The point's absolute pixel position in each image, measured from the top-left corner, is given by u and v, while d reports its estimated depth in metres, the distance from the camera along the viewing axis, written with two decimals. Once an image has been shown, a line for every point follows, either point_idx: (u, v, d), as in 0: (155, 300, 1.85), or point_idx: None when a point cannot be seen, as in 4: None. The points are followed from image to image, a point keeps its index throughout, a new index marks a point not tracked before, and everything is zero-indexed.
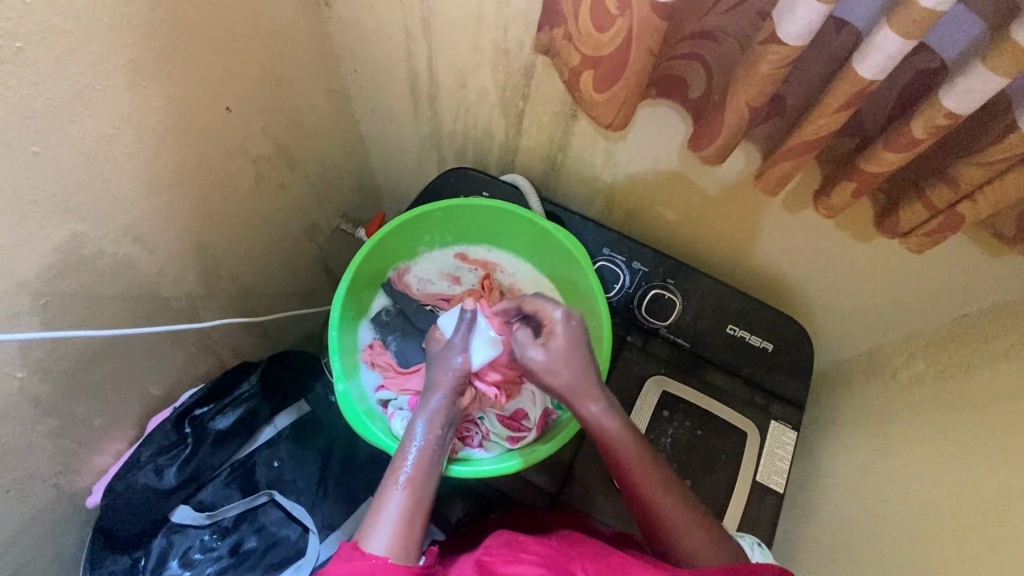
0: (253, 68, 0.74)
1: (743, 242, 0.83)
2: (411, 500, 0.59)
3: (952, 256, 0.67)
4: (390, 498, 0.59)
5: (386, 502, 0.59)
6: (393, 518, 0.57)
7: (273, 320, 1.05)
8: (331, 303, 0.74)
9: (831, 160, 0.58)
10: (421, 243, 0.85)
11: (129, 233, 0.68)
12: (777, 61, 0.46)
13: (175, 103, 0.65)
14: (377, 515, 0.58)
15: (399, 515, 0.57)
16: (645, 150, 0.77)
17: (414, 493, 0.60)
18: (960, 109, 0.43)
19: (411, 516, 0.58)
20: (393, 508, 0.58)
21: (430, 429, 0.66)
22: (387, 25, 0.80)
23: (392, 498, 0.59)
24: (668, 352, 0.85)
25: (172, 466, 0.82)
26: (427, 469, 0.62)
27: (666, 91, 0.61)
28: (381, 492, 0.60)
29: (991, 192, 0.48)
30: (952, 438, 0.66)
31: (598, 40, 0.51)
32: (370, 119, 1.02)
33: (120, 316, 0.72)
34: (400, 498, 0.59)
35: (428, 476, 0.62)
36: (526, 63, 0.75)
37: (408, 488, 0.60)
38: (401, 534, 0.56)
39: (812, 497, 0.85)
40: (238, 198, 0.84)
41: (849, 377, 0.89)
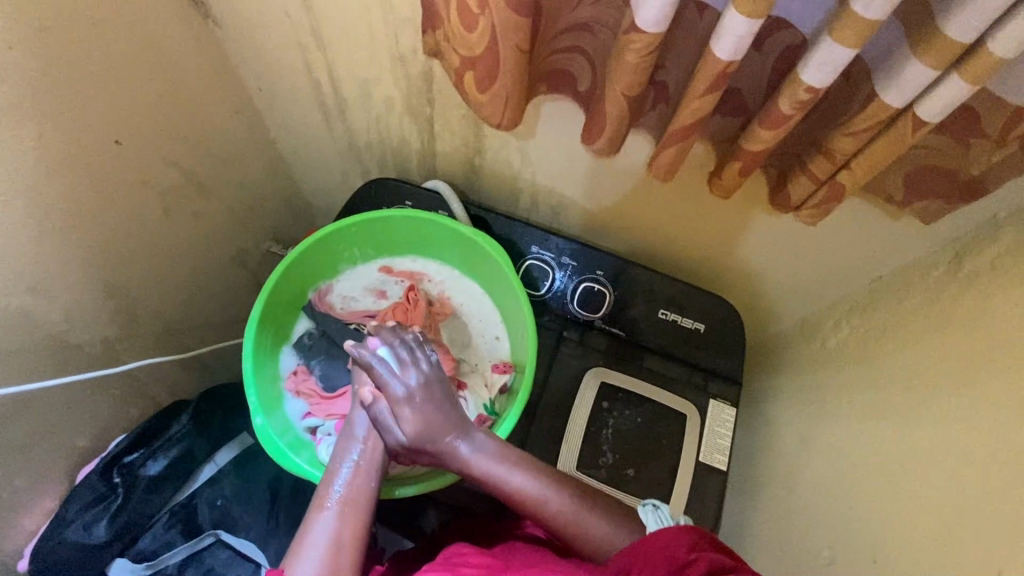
0: (141, 98, 0.71)
1: (665, 227, 0.84)
2: (340, 522, 0.57)
3: (857, 222, 0.69)
4: (318, 521, 0.57)
5: (314, 526, 0.57)
6: (321, 542, 0.56)
7: (208, 353, 1.02)
8: (242, 333, 0.71)
9: (722, 141, 0.59)
10: (341, 260, 0.83)
11: (20, 284, 0.64)
12: (642, 48, 0.45)
13: (53, 143, 0.62)
14: (305, 540, 0.56)
15: (326, 538, 0.56)
16: (556, 145, 0.77)
17: (344, 515, 0.58)
18: (817, 83, 0.43)
19: (339, 536, 0.57)
20: (321, 532, 0.57)
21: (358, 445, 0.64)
22: (281, 41, 0.77)
23: (319, 523, 0.57)
24: (604, 343, 0.85)
25: (102, 520, 0.79)
26: (358, 487, 0.61)
27: (557, 85, 0.61)
28: (309, 518, 0.58)
29: (865, 159, 0.48)
30: (876, 399, 0.68)
31: (470, 40, 0.50)
32: (285, 136, 0.99)
33: (25, 371, 0.68)
34: (328, 521, 0.57)
35: (358, 494, 0.60)
36: (424, 68, 0.73)
37: (336, 510, 0.58)
38: (330, 558, 0.55)
39: (758, 470, 0.87)
40: (147, 233, 0.80)
41: (783, 349, 0.90)
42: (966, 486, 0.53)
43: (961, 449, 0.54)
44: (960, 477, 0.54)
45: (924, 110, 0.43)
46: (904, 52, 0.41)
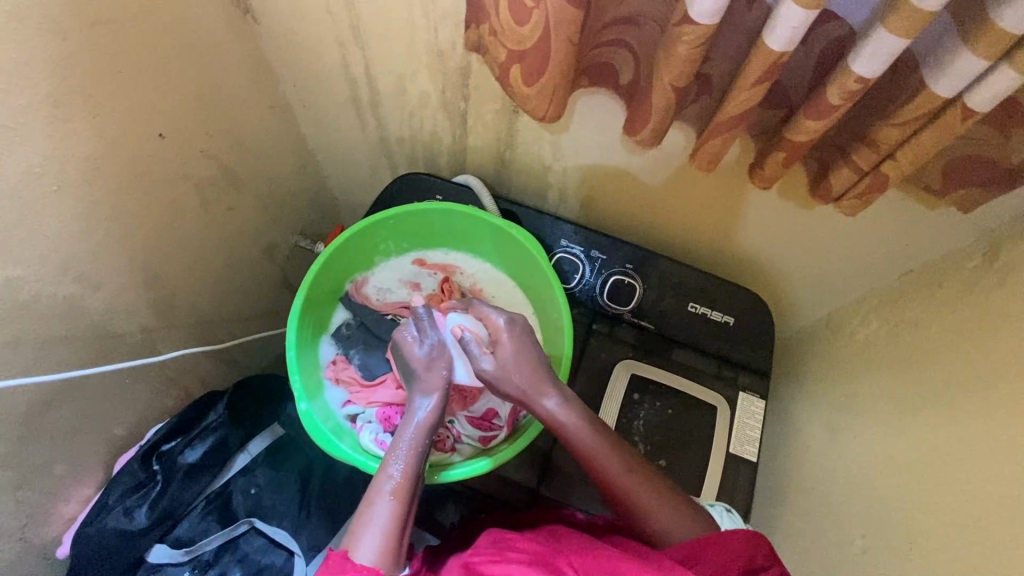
0: (184, 92, 0.73)
1: (696, 221, 0.85)
2: (401, 513, 0.57)
3: (892, 215, 0.69)
4: (377, 509, 0.56)
5: (373, 514, 0.56)
6: (381, 531, 0.55)
7: (239, 345, 1.04)
8: (286, 322, 0.73)
9: (762, 133, 0.60)
10: (377, 253, 0.85)
11: (68, 272, 0.66)
12: (693, 40, 0.47)
13: (102, 134, 0.63)
14: (364, 525, 0.55)
15: (387, 527, 0.55)
16: (589, 140, 0.78)
17: (404, 501, 0.57)
18: (867, 73, 0.44)
19: (399, 527, 0.56)
20: (380, 520, 0.56)
21: (418, 434, 0.63)
22: (319, 37, 0.79)
23: (381, 508, 0.56)
24: (634, 336, 0.85)
25: (143, 507, 0.81)
26: (416, 478, 0.60)
27: (598, 79, 0.62)
28: (369, 502, 0.57)
29: (910, 149, 0.49)
30: (909, 390, 0.68)
31: (519, 33, 0.52)
32: (317, 132, 1.01)
33: (70, 358, 0.70)
34: (388, 510, 0.56)
35: (415, 486, 0.59)
36: (461, 63, 0.74)
37: (395, 501, 0.57)
38: (390, 548, 0.55)
39: (787, 463, 0.87)
40: (185, 224, 0.82)
41: (811, 343, 0.91)
42: (1004, 473, 0.53)
43: (999, 437, 0.55)
44: (997, 465, 0.54)
45: (973, 100, 0.44)
46: (955, 43, 0.42)
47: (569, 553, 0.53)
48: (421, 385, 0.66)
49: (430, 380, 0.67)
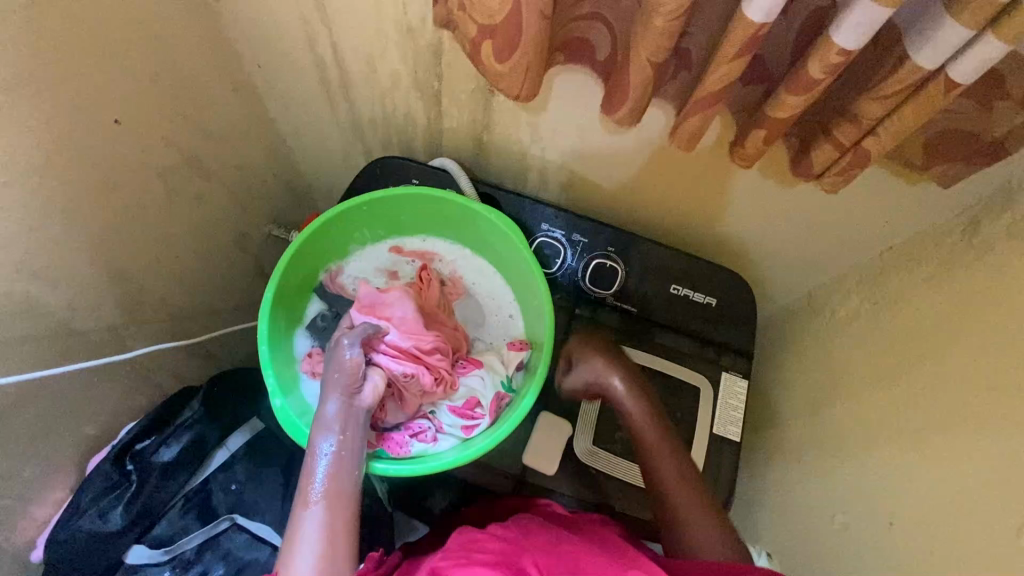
0: (140, 76, 0.68)
1: (677, 202, 0.84)
2: (330, 515, 0.56)
3: (872, 191, 0.69)
4: (305, 520, 0.55)
5: (302, 525, 0.55)
6: (314, 539, 0.54)
7: (214, 339, 1.01)
8: (257, 315, 0.71)
9: (743, 110, 0.58)
10: (352, 241, 0.82)
11: (25, 270, 0.62)
12: (671, 12, 0.44)
13: (53, 123, 0.59)
14: (295, 539, 0.54)
15: (319, 534, 0.54)
16: (567, 120, 0.75)
17: (331, 504, 0.57)
18: (849, 45, 0.43)
19: (332, 530, 0.55)
20: (311, 528, 0.55)
21: (333, 434, 0.62)
22: (282, 14, 0.75)
23: (307, 518, 0.55)
24: (616, 320, 0.84)
25: (117, 507, 0.78)
26: (339, 477, 0.59)
27: (574, 56, 0.60)
28: (296, 515, 0.56)
29: (893, 123, 0.48)
30: (890, 367, 0.69)
31: (490, 6, 0.49)
32: (286, 116, 0.97)
33: (31, 359, 0.66)
34: (316, 516, 0.55)
35: (342, 485, 0.59)
36: (433, 40, 0.71)
37: (322, 506, 0.56)
38: (326, 551, 0.54)
39: (770, 441, 0.88)
40: (149, 215, 0.78)
41: (793, 321, 0.91)
42: (983, 449, 0.54)
43: (979, 413, 0.55)
44: (977, 440, 0.55)
45: (957, 72, 0.42)
46: (938, 13, 0.41)
47: (534, 552, 0.53)
48: (328, 390, 0.65)
49: (332, 385, 0.65)
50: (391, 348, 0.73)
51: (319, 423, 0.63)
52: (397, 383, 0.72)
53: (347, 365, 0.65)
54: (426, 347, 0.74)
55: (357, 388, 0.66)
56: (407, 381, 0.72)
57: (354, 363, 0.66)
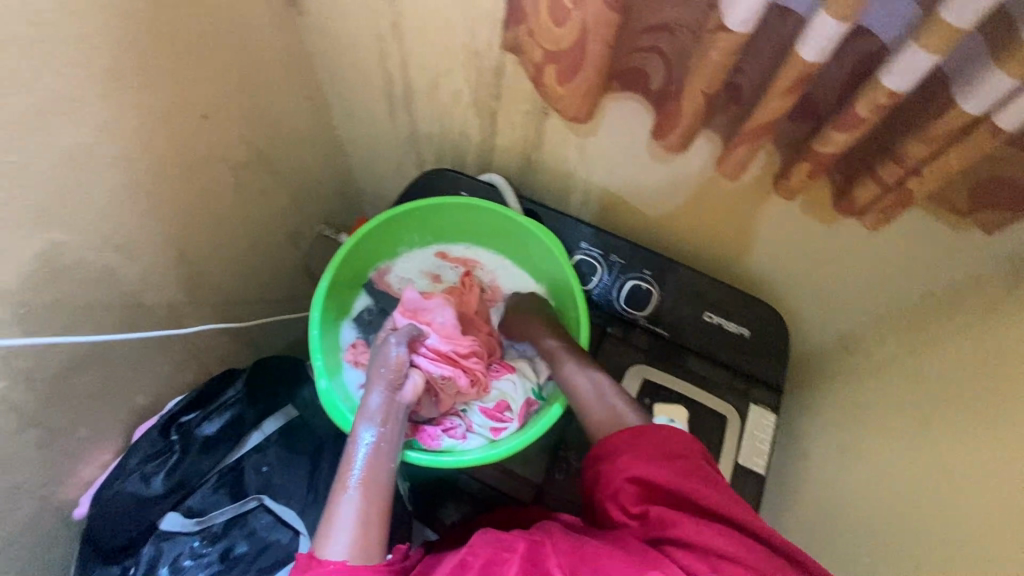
0: (227, 77, 0.75)
1: (716, 232, 0.86)
2: (365, 501, 0.58)
3: (915, 234, 0.69)
4: (341, 504, 0.57)
5: (339, 509, 0.57)
6: (349, 523, 0.56)
7: (259, 326, 1.06)
8: (310, 302, 0.75)
9: (790, 143, 0.61)
10: (401, 243, 0.87)
11: (109, 242, 0.69)
12: (728, 47, 0.48)
13: (150, 112, 0.66)
14: (332, 522, 0.56)
15: (354, 519, 0.56)
16: (615, 144, 0.79)
17: (368, 492, 0.59)
18: (897, 88, 0.46)
19: (366, 516, 0.57)
20: (346, 513, 0.57)
21: (374, 424, 0.65)
22: (358, 31, 0.82)
23: (345, 503, 0.57)
24: (647, 342, 0.85)
25: (160, 474, 0.83)
26: (377, 466, 0.61)
27: (629, 83, 0.64)
28: (333, 499, 0.58)
29: (936, 166, 0.50)
30: (925, 410, 0.68)
31: (557, 34, 0.54)
32: (348, 125, 1.03)
33: (103, 324, 0.72)
34: (352, 502, 0.57)
35: (379, 475, 0.61)
36: (496, 62, 0.77)
37: (359, 492, 0.58)
38: (360, 537, 0.55)
39: (797, 479, 0.87)
40: (219, 203, 0.84)
41: (826, 360, 0.91)
42: (1018, 499, 0.53)
43: (1015, 461, 0.54)
44: (1012, 489, 0.54)
45: (1002, 120, 0.44)
46: (986, 62, 0.43)
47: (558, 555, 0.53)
48: (372, 383, 0.68)
49: (377, 377, 0.68)
50: (432, 351, 0.76)
51: (361, 414, 0.66)
52: (433, 383, 0.74)
53: (393, 359, 0.69)
54: (463, 351, 0.78)
55: (399, 385, 0.69)
56: (444, 383, 0.75)
57: (399, 359, 0.70)
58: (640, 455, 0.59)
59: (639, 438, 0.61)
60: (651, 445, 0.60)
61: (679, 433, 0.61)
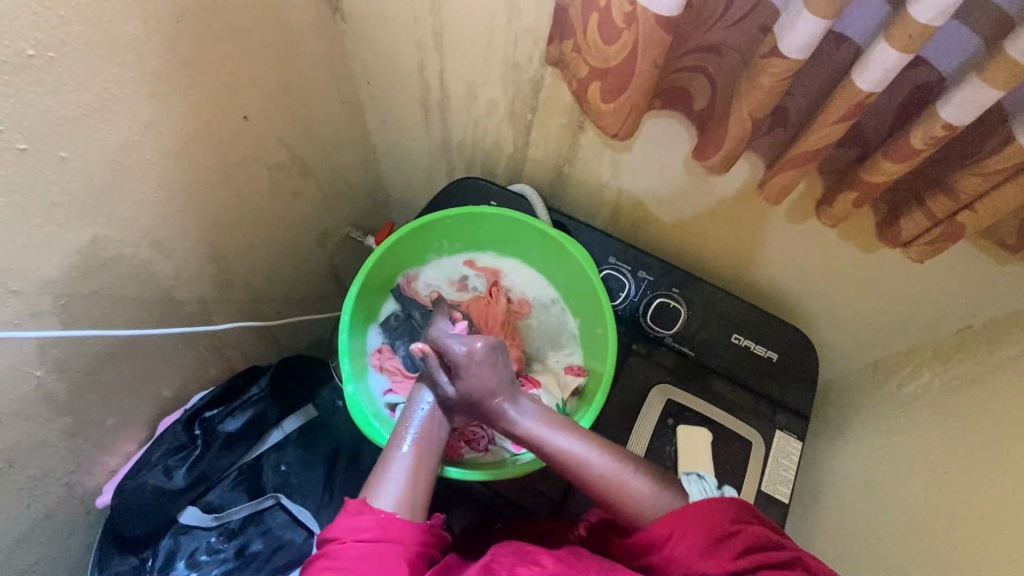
0: (271, 80, 0.76)
1: (748, 253, 0.84)
2: (415, 462, 0.64)
3: (957, 267, 0.68)
4: (393, 464, 0.64)
5: (394, 461, 0.64)
6: (398, 481, 0.62)
7: (284, 325, 1.07)
8: (340, 308, 0.77)
9: (834, 171, 0.60)
10: (430, 250, 0.87)
11: (148, 237, 0.70)
12: (780, 73, 0.48)
13: (197, 112, 0.67)
14: (383, 477, 0.62)
15: (403, 478, 0.62)
16: (650, 161, 0.79)
17: (419, 452, 0.65)
18: (955, 121, 0.44)
19: (414, 478, 0.63)
20: (396, 472, 0.63)
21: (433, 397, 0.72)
22: (400, 39, 0.82)
23: (399, 456, 0.64)
24: (672, 361, 0.84)
25: (181, 467, 0.84)
26: (430, 436, 0.68)
27: (672, 103, 0.63)
28: (389, 452, 0.65)
29: (991, 201, 0.49)
30: (960, 448, 0.66)
31: (605, 53, 0.54)
32: (382, 130, 1.04)
33: (137, 317, 0.73)
34: (403, 463, 0.64)
35: (431, 440, 0.67)
36: (535, 76, 0.77)
37: (411, 456, 0.65)
38: (407, 489, 0.62)
39: (819, 510, 0.85)
40: (253, 203, 0.86)
41: (855, 390, 0.89)
42: None
43: None
44: None
45: None
46: None
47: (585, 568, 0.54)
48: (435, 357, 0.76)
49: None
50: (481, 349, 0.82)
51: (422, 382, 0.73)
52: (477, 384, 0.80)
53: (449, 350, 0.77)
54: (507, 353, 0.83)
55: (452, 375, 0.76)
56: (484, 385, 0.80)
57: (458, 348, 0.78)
58: (693, 541, 0.54)
59: (691, 519, 0.55)
60: (697, 526, 0.54)
61: (720, 505, 0.55)
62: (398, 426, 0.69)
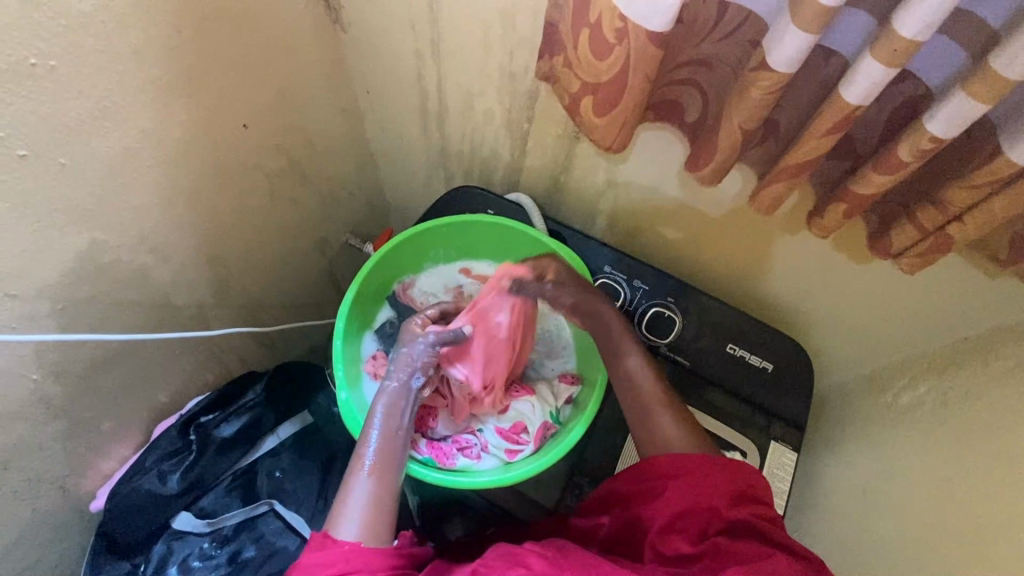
0: (270, 88, 0.77)
1: (744, 263, 0.85)
2: (375, 487, 0.62)
3: (951, 279, 0.68)
4: (354, 488, 0.62)
5: (353, 489, 0.62)
6: (359, 509, 0.60)
7: (281, 331, 1.07)
8: (336, 313, 0.78)
9: (825, 183, 0.61)
10: (427, 258, 0.88)
11: (146, 243, 0.70)
12: (768, 86, 0.48)
13: (196, 120, 0.68)
14: (344, 507, 0.61)
15: (363, 503, 0.61)
16: (645, 171, 0.79)
17: (379, 477, 0.64)
18: (943, 133, 0.45)
19: (375, 500, 0.61)
20: (358, 499, 0.61)
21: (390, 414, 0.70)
22: (398, 49, 0.84)
23: (358, 482, 0.63)
24: (668, 370, 0.84)
25: (176, 472, 0.84)
26: (388, 449, 0.66)
27: (665, 114, 0.64)
28: (348, 478, 0.63)
29: (981, 213, 0.49)
30: (955, 461, 0.65)
31: (597, 67, 0.55)
32: (381, 137, 1.05)
33: (134, 322, 0.74)
34: (364, 487, 0.62)
35: (388, 461, 0.65)
36: (531, 86, 0.78)
37: (369, 476, 0.63)
38: (369, 518, 0.60)
39: (815, 522, 0.84)
40: (252, 210, 0.86)
41: (851, 401, 0.88)
42: None
43: None
44: None
45: None
46: None
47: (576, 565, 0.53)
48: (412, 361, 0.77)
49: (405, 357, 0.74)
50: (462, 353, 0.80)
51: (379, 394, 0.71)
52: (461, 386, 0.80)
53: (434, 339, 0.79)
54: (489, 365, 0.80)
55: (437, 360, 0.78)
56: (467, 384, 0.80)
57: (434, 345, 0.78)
58: (699, 483, 0.59)
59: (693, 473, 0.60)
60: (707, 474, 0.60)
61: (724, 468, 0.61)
62: (357, 446, 0.67)
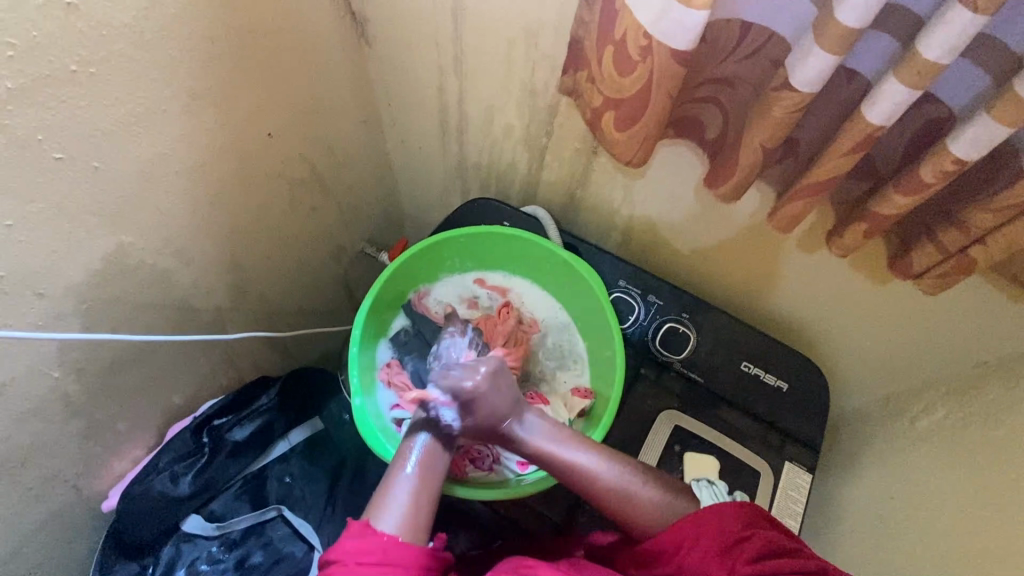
0: (295, 99, 0.79)
1: (760, 280, 0.85)
2: (419, 486, 0.63)
3: (971, 302, 0.67)
4: (396, 484, 0.62)
5: (397, 484, 0.62)
6: (402, 504, 0.60)
7: (294, 338, 1.08)
8: (353, 320, 0.78)
9: (844, 203, 0.61)
10: (443, 268, 0.89)
11: (170, 246, 0.72)
12: (790, 105, 0.49)
13: (225, 128, 0.70)
14: (385, 501, 0.61)
15: (406, 500, 0.61)
16: (663, 186, 0.80)
17: (424, 476, 0.64)
18: (965, 156, 0.45)
19: (417, 499, 0.61)
20: (401, 493, 0.61)
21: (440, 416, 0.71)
22: (421, 62, 0.85)
23: (403, 479, 0.63)
24: (680, 387, 0.84)
25: (188, 474, 0.84)
26: (435, 453, 0.67)
27: (684, 132, 0.65)
28: (393, 473, 0.64)
29: (1002, 236, 0.49)
30: (976, 488, 0.64)
31: (620, 83, 0.55)
32: (400, 148, 1.07)
33: (155, 324, 0.75)
34: (408, 485, 0.62)
35: (435, 461, 0.66)
36: (551, 102, 0.79)
37: (416, 476, 0.63)
38: (410, 514, 0.60)
39: (829, 545, 0.83)
40: (273, 217, 0.88)
41: (867, 424, 0.87)
42: None
43: None
44: None
45: None
46: None
47: None
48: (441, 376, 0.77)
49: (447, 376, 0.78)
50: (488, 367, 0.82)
51: (428, 395, 0.73)
52: None
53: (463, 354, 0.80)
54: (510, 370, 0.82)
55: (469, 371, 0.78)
56: None
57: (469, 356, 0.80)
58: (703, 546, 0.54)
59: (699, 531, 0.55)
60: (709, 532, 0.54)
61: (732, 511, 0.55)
62: (403, 445, 0.68)
